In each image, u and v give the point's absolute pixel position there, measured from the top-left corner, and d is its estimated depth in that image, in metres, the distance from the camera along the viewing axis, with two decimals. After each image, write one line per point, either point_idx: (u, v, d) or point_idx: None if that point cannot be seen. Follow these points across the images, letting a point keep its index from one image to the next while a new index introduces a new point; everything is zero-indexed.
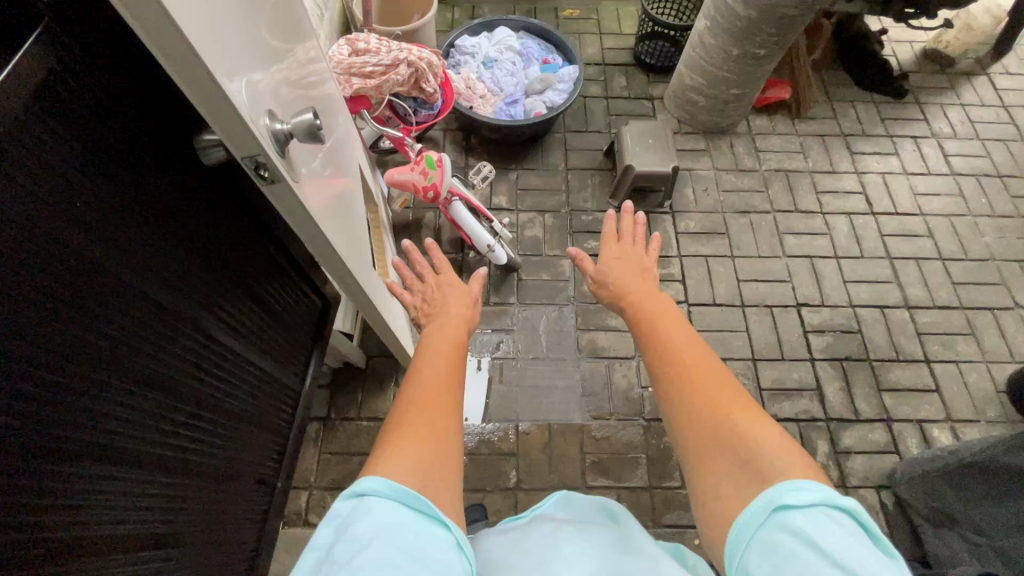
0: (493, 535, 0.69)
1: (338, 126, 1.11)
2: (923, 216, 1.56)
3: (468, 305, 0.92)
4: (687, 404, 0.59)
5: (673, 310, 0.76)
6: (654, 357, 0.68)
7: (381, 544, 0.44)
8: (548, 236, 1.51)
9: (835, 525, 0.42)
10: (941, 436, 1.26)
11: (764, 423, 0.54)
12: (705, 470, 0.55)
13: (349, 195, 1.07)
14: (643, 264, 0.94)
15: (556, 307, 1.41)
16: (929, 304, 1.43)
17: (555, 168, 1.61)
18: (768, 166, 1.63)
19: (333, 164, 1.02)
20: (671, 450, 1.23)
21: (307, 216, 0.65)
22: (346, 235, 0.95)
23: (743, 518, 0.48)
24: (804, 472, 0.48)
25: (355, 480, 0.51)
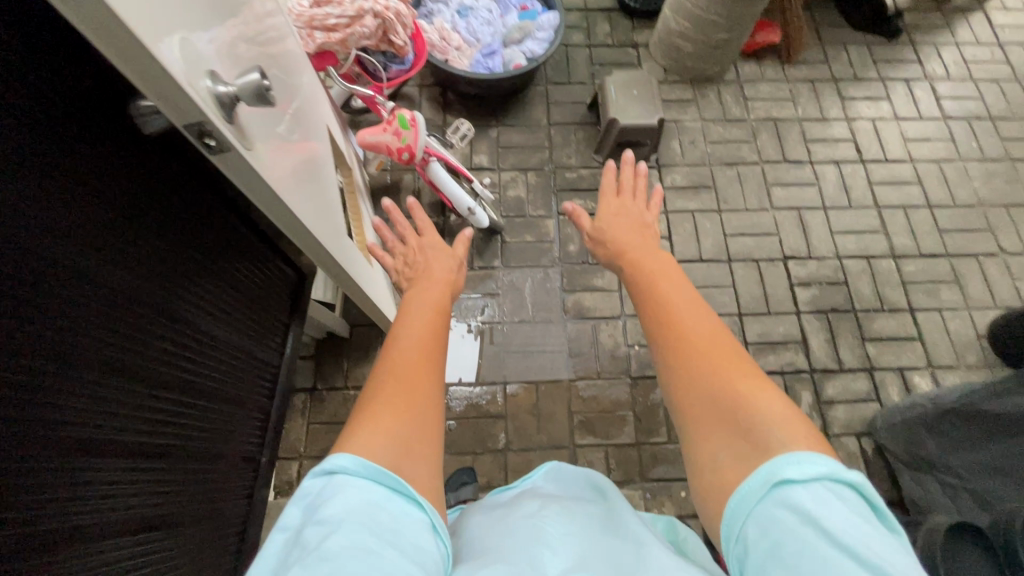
0: (481, 513, 0.73)
1: (303, 86, 1.04)
2: (912, 163, 1.54)
3: (450, 270, 0.90)
4: (688, 374, 0.58)
5: (676, 272, 0.75)
6: (655, 325, 0.66)
7: (358, 530, 0.43)
8: (532, 195, 1.47)
9: (841, 504, 0.42)
10: (921, 383, 1.29)
11: (768, 392, 0.53)
12: (702, 439, 0.54)
13: (318, 161, 1.02)
14: (642, 220, 0.91)
15: (541, 269, 1.38)
16: (915, 253, 1.42)
17: (538, 123, 1.55)
18: (757, 116, 1.58)
19: (299, 128, 0.97)
20: (658, 407, 1.25)
21: (264, 188, 0.61)
22: (316, 205, 0.91)
23: (746, 487, 0.47)
24: (806, 444, 0.47)
25: (326, 457, 0.50)
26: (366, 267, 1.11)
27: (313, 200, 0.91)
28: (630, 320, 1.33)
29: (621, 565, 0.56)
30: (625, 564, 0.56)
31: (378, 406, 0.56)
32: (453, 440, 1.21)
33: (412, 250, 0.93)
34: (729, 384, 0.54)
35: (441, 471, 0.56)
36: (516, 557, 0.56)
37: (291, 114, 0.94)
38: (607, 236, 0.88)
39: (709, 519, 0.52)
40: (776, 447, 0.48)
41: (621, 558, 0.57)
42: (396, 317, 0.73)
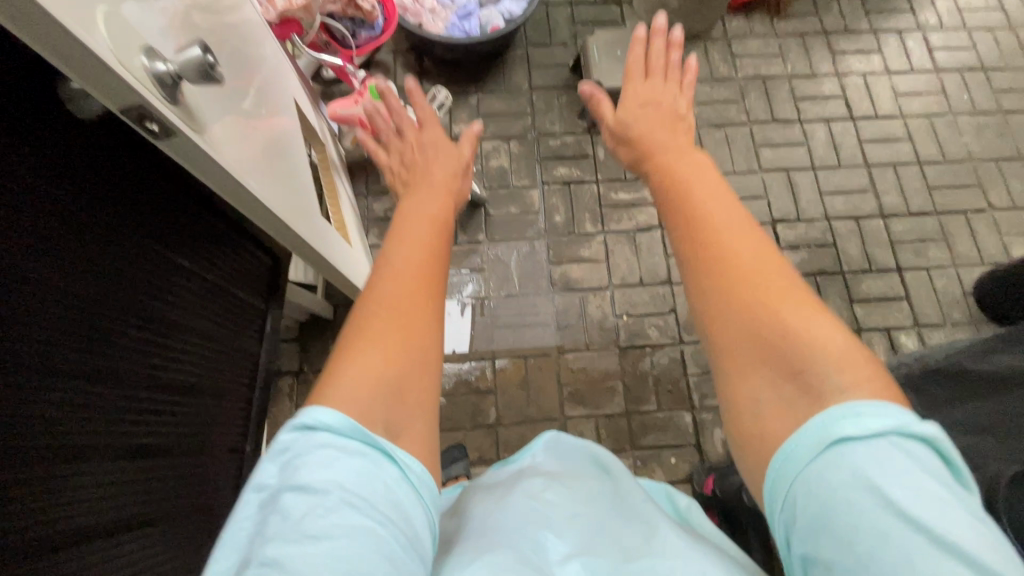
0: (485, 490, 0.74)
1: (265, 57, 0.98)
2: (903, 118, 1.50)
3: (454, 176, 0.86)
4: (727, 301, 0.51)
5: (705, 168, 0.64)
6: (683, 234, 0.57)
7: (344, 501, 0.43)
8: (515, 165, 1.42)
9: (911, 464, 0.38)
10: (908, 342, 1.29)
11: (823, 322, 0.48)
12: (740, 375, 0.49)
13: (285, 135, 0.97)
14: (674, 108, 0.81)
15: (527, 241, 1.36)
16: (904, 211, 1.41)
17: (519, 89, 1.49)
18: (745, 74, 1.53)
19: (262, 102, 0.92)
20: (647, 375, 1.25)
21: (220, 172, 0.58)
22: (284, 183, 0.87)
23: (793, 445, 0.43)
24: (869, 390, 0.43)
25: (300, 411, 0.48)
26: (342, 245, 1.08)
27: (280, 179, 0.87)
28: (618, 290, 1.32)
29: (628, 550, 0.58)
30: (632, 549, 0.58)
31: (367, 346, 0.53)
32: (444, 416, 1.21)
33: (410, 148, 0.91)
34: (779, 315, 0.48)
35: (438, 422, 0.56)
36: (520, 544, 0.57)
37: (251, 88, 0.89)
38: (630, 132, 0.80)
39: (745, 466, 0.49)
40: (833, 396, 0.44)
41: (626, 540, 0.60)
42: (390, 227, 0.67)
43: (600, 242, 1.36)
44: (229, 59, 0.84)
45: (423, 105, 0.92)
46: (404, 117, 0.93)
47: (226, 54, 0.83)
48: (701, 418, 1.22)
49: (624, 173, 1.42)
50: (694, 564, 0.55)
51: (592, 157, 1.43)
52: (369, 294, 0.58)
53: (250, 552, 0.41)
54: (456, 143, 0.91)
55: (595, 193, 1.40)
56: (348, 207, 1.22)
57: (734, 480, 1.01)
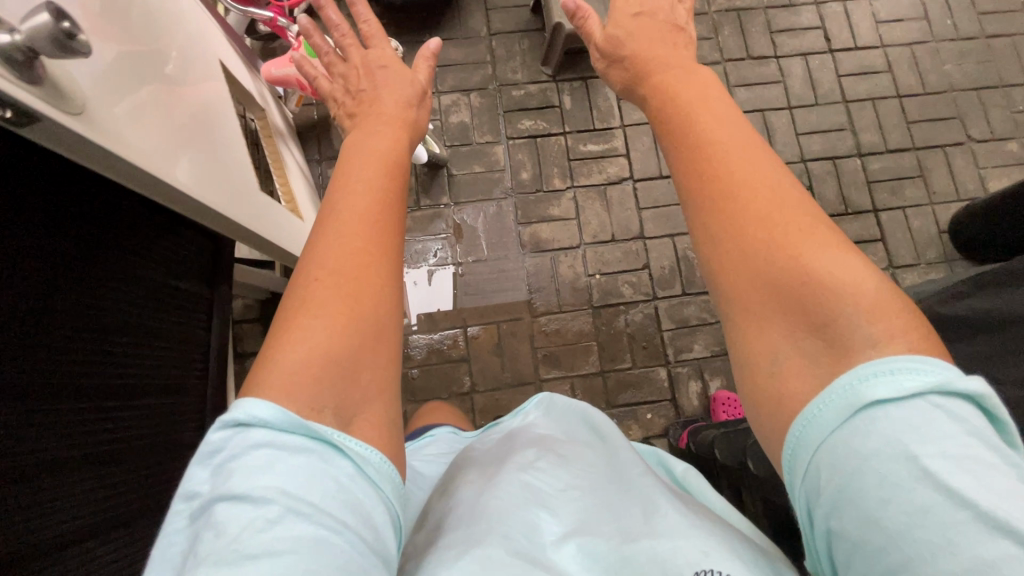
0: (471, 469, 0.69)
1: (180, 16, 0.88)
2: (883, 48, 1.42)
3: (406, 106, 0.77)
4: (743, 247, 0.46)
5: (712, 94, 0.58)
6: (690, 174, 0.52)
7: (289, 509, 0.38)
8: (477, 120, 1.34)
9: (955, 424, 0.35)
10: None
11: (848, 266, 0.43)
12: (756, 328, 0.45)
13: (210, 104, 0.89)
14: (675, 23, 0.76)
15: (493, 202, 1.30)
16: (881, 149, 1.36)
17: (476, 35, 1.38)
18: (718, 7, 1.43)
19: (178, 69, 0.83)
20: (622, 334, 1.23)
21: (113, 157, 0.53)
22: (207, 160, 0.80)
23: (817, 408, 0.39)
24: (903, 343, 0.39)
25: (233, 405, 0.43)
26: (289, 221, 1.01)
27: (202, 155, 0.79)
28: (590, 248, 1.27)
29: (628, 530, 0.54)
30: (632, 529, 0.54)
31: (313, 319, 0.47)
32: (418, 388, 1.19)
33: (355, 70, 0.82)
34: (801, 262, 0.44)
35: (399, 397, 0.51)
36: (513, 532, 0.53)
37: (163, 53, 0.80)
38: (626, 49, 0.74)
39: (759, 428, 0.45)
40: (862, 351, 0.40)
41: (625, 513, 0.56)
42: (338, 168, 0.59)
43: (569, 199, 1.30)
44: (132, 21, 0.75)
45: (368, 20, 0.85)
46: (348, 34, 0.85)
47: (124, 15, 0.74)
48: (676, 372, 1.22)
49: (592, 123, 1.34)
50: (697, 542, 0.50)
51: (558, 108, 1.35)
52: (322, 249, 0.51)
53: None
54: (408, 68, 0.83)
55: (562, 146, 1.32)
56: (299, 177, 1.15)
57: (707, 435, 1.02)
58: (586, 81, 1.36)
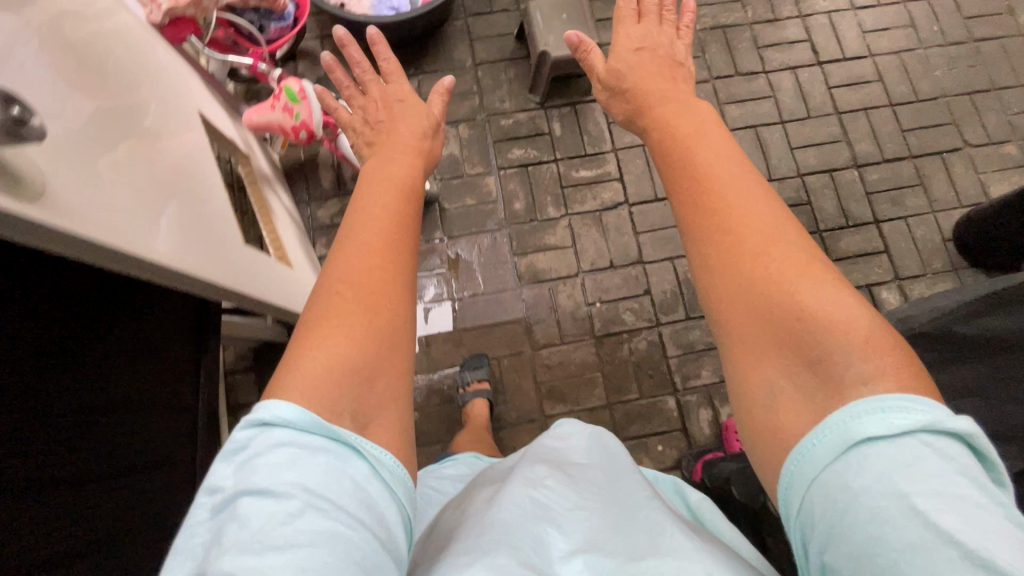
0: (483, 484, 0.68)
1: (161, 70, 0.86)
2: (872, 57, 1.42)
3: (422, 136, 0.78)
4: (738, 282, 0.48)
5: (716, 133, 0.61)
6: (691, 209, 0.54)
7: (310, 506, 0.39)
8: (467, 151, 1.32)
9: (941, 464, 0.36)
10: (890, 297, 1.25)
11: (840, 301, 0.45)
12: (751, 360, 0.47)
13: (193, 160, 0.87)
14: (672, 57, 0.81)
15: (487, 234, 1.27)
16: (878, 159, 1.34)
17: (462, 66, 1.36)
18: (703, 25, 1.42)
19: (162, 127, 0.81)
20: (626, 363, 1.19)
21: (74, 239, 0.52)
22: (191, 222, 0.78)
23: (809, 444, 0.41)
24: (896, 381, 0.41)
25: (254, 406, 0.43)
26: (281, 274, 0.99)
27: (187, 218, 0.77)
28: (588, 276, 1.24)
29: (633, 550, 0.49)
30: (637, 549, 0.49)
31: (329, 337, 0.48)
32: (419, 431, 1.15)
33: (373, 102, 0.82)
34: (794, 299, 0.46)
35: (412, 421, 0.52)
36: (520, 542, 0.49)
37: (146, 113, 0.78)
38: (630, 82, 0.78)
39: (760, 463, 0.46)
40: (853, 388, 0.41)
41: (630, 534, 0.52)
42: (352, 201, 0.61)
43: (564, 226, 1.27)
44: (113, 82, 0.73)
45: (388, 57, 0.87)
46: (366, 70, 0.87)
47: (105, 77, 0.72)
48: (685, 400, 1.18)
49: (584, 148, 1.32)
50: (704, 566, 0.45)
51: (548, 135, 1.33)
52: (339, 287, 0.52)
53: (205, 565, 0.37)
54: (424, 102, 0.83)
55: (555, 173, 1.30)
56: (288, 222, 1.12)
57: (723, 469, 0.98)
58: (575, 106, 1.35)
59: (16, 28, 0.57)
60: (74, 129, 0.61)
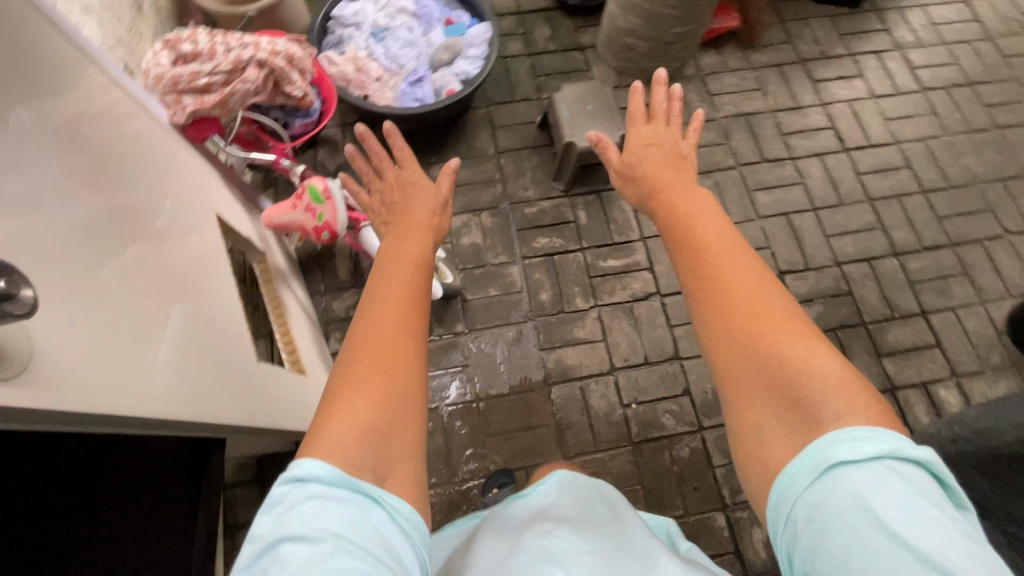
0: (489, 530, 0.67)
1: (181, 170, 0.82)
2: (898, 144, 1.40)
3: (431, 214, 0.79)
4: (732, 337, 0.54)
5: (710, 206, 0.68)
6: (691, 270, 0.61)
7: (339, 547, 0.43)
8: (490, 240, 1.26)
9: (905, 485, 0.41)
10: (949, 397, 1.16)
11: (820, 352, 0.51)
12: (746, 404, 0.52)
13: (207, 267, 0.80)
14: (677, 150, 0.82)
15: (512, 327, 1.19)
16: (917, 247, 1.29)
17: (484, 153, 1.34)
18: (726, 113, 1.42)
19: (179, 235, 0.75)
20: (668, 473, 1.08)
21: (66, 411, 0.45)
22: (201, 345, 0.71)
23: (793, 468, 0.46)
24: (865, 416, 0.46)
25: (291, 463, 0.47)
26: (292, 388, 0.91)
27: (197, 341, 0.70)
28: (621, 374, 1.15)
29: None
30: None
31: (351, 395, 0.53)
32: None
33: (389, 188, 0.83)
34: (779, 348, 0.51)
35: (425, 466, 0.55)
36: None
37: (163, 221, 0.73)
38: (639, 171, 0.80)
39: (753, 493, 0.51)
40: (831, 423, 0.47)
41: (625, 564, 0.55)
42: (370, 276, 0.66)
43: (594, 318, 1.20)
44: (133, 194, 0.68)
45: (403, 147, 0.87)
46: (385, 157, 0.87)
47: (124, 191, 0.66)
48: (736, 517, 1.05)
49: (611, 237, 1.27)
50: None
51: (573, 223, 1.28)
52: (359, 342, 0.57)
53: None
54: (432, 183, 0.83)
55: (583, 263, 1.24)
56: (302, 321, 1.04)
57: None
58: (600, 194, 1.31)
59: (32, 151, 0.52)
60: (89, 265, 0.54)
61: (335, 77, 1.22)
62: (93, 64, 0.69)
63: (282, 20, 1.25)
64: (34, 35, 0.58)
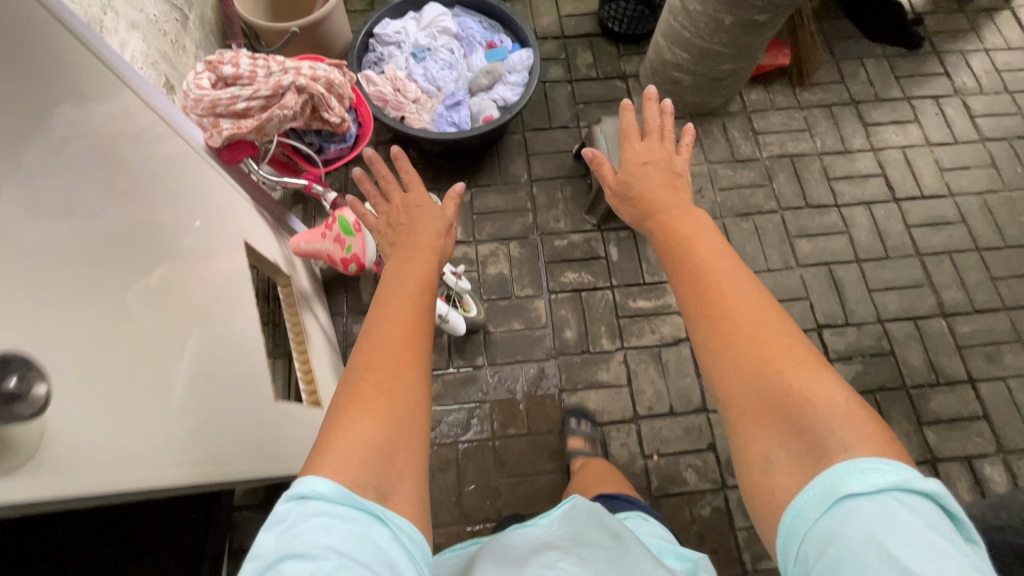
0: (491, 556, 0.62)
1: (201, 191, 0.78)
2: (952, 197, 1.33)
3: (438, 235, 0.76)
4: (736, 364, 0.52)
5: (700, 219, 0.66)
6: (685, 291, 0.58)
7: (342, 564, 0.41)
8: (517, 271, 1.23)
9: (914, 518, 0.39)
10: (994, 474, 1.08)
11: (824, 379, 0.49)
12: (751, 436, 0.50)
13: (223, 295, 0.76)
14: (672, 167, 0.76)
15: (534, 364, 1.15)
16: (968, 309, 1.22)
17: (517, 180, 1.32)
18: (770, 153, 1.36)
19: (197, 262, 0.71)
20: (688, 532, 1.03)
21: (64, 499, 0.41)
22: (216, 385, 0.66)
23: (802, 502, 0.44)
24: (872, 447, 0.44)
25: (295, 482, 0.45)
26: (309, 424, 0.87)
27: (212, 380, 0.66)
28: (644, 423, 1.11)
29: None
30: None
31: (360, 415, 0.50)
32: None
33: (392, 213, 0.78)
34: (783, 376, 0.49)
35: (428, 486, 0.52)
36: None
37: (182, 248, 0.68)
38: (634, 193, 0.73)
39: (762, 524, 0.49)
40: (838, 454, 0.45)
41: None
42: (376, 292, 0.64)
43: (619, 361, 1.16)
44: (152, 222, 0.63)
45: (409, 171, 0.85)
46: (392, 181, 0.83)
47: (146, 220, 0.62)
48: None
49: (642, 277, 1.23)
50: None
51: (604, 259, 1.24)
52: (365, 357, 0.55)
53: None
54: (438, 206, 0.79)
55: (611, 302, 1.20)
56: (322, 348, 1.02)
57: None
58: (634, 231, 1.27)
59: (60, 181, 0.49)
60: (104, 308, 0.50)
61: (372, 96, 1.20)
62: (122, 82, 0.66)
63: (324, 37, 1.24)
64: (61, 56, 0.54)
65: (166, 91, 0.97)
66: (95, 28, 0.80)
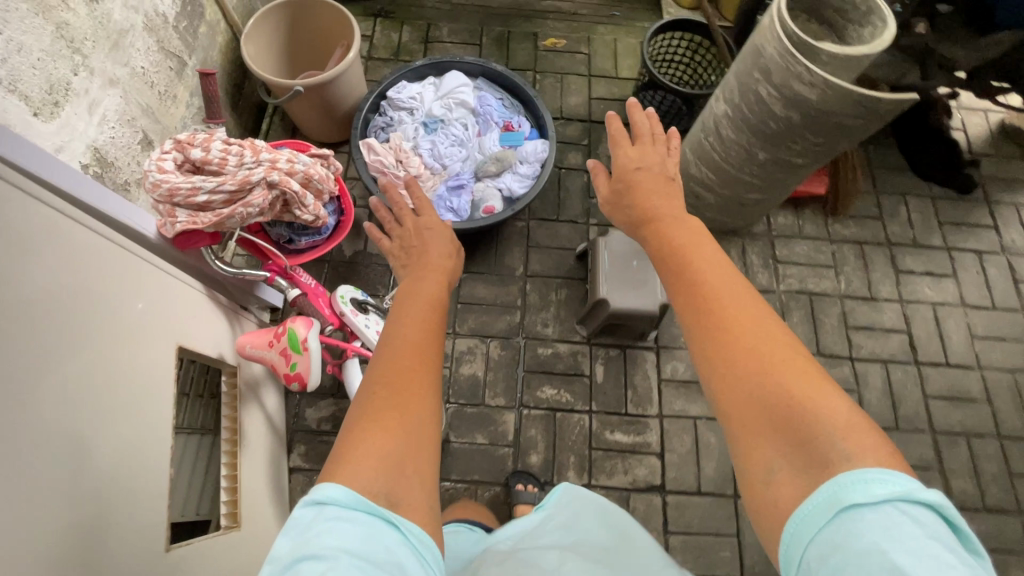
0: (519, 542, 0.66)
1: (118, 285, 0.65)
2: (981, 370, 1.20)
3: (447, 256, 0.82)
4: (733, 375, 0.47)
5: (700, 235, 0.62)
6: (686, 302, 0.54)
7: (356, 565, 0.38)
8: (492, 375, 1.14)
9: (918, 531, 0.35)
10: None
11: (829, 390, 0.44)
12: (754, 447, 0.45)
13: (125, 412, 0.62)
14: (665, 171, 0.76)
15: (490, 486, 1.06)
16: (977, 504, 1.10)
17: (511, 273, 1.23)
18: (787, 287, 1.26)
19: (93, 364, 0.58)
20: None
21: None
22: (69, 534, 0.50)
23: (807, 507, 0.40)
24: (876, 458, 0.40)
25: (314, 487, 0.43)
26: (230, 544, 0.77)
27: (69, 536, 0.50)
28: None
29: None
30: None
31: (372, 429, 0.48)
32: None
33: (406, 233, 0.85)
34: (782, 385, 0.45)
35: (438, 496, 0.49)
36: None
37: (72, 346, 0.56)
38: (626, 199, 0.73)
39: (764, 538, 0.44)
40: (840, 464, 0.40)
41: None
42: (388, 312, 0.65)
43: None
44: (34, 312, 0.51)
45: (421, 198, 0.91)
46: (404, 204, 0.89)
47: (22, 306, 0.50)
48: None
49: (625, 406, 1.13)
50: None
51: (587, 378, 1.15)
52: (377, 370, 0.54)
53: None
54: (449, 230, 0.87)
55: (586, 430, 1.11)
56: (260, 447, 0.94)
57: None
58: (624, 351, 1.17)
59: None
60: None
61: (370, 167, 1.12)
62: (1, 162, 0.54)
63: (332, 95, 1.17)
64: None
65: (144, 147, 0.90)
66: (62, 90, 0.73)
